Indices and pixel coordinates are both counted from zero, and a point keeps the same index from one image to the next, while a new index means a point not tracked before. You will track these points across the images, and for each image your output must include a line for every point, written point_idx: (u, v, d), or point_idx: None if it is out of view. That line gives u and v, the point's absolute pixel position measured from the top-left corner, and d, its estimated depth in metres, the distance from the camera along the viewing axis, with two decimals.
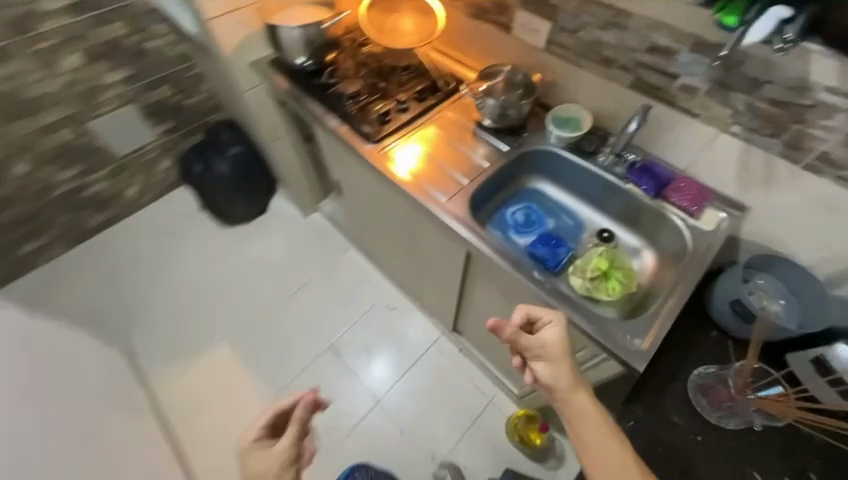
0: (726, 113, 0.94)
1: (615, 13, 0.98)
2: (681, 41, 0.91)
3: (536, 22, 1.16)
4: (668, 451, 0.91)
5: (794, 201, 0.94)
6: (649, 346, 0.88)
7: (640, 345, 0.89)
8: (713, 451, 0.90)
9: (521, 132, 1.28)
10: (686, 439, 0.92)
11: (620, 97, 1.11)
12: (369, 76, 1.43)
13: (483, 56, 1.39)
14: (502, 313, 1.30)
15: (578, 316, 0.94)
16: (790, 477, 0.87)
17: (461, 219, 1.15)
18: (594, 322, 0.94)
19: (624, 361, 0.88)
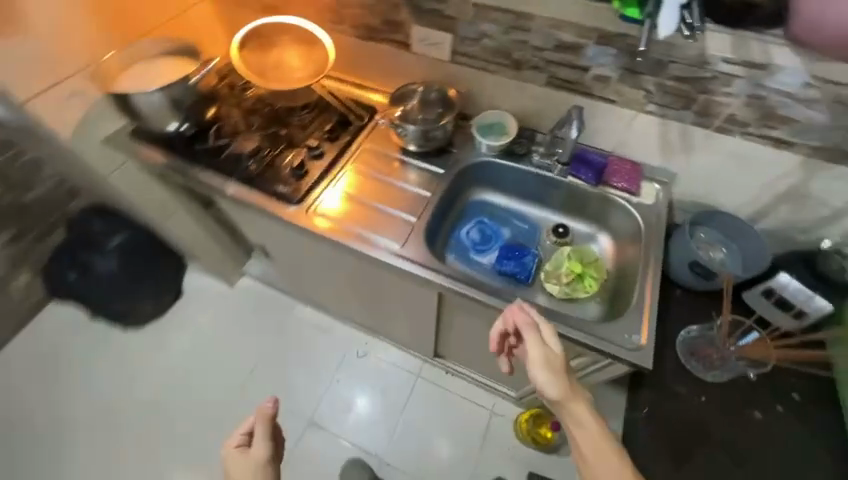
0: (640, 95, 0.97)
1: (516, 16, 0.95)
2: (586, 35, 0.91)
3: (436, 36, 1.09)
4: (684, 425, 0.94)
5: (712, 161, 1.02)
6: (647, 342, 0.87)
7: (637, 341, 0.88)
8: (718, 407, 0.96)
9: (450, 149, 1.22)
10: (694, 405, 0.96)
11: (538, 95, 1.10)
12: (266, 125, 1.24)
13: (387, 78, 1.29)
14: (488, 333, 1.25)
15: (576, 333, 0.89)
16: (779, 404, 0.95)
17: (420, 261, 1.04)
18: (591, 332, 0.89)
19: (634, 364, 0.85)
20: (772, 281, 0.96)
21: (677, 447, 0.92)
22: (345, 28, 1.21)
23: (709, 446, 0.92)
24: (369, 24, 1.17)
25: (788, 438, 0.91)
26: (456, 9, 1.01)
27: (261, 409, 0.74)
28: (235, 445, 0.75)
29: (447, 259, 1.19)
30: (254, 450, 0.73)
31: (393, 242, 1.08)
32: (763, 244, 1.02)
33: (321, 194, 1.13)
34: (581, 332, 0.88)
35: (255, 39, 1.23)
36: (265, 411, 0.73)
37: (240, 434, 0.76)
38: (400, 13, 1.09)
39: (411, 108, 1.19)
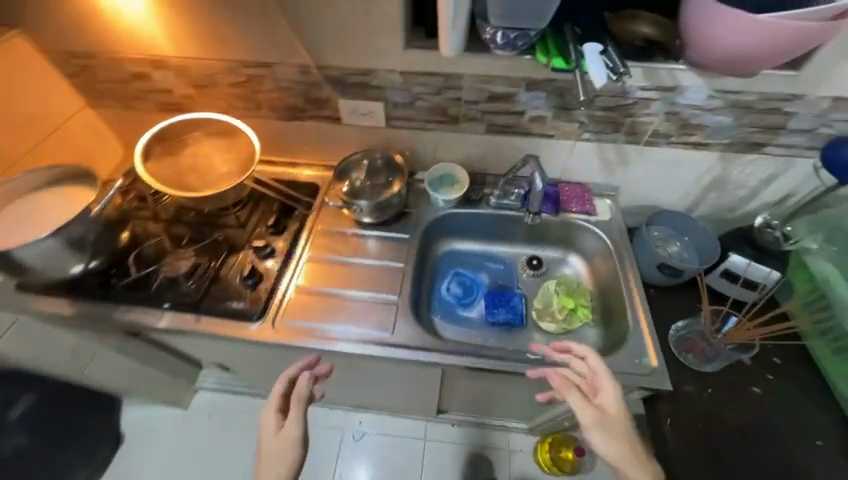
0: (575, 126, 1.02)
1: (445, 77, 0.95)
2: (516, 85, 0.94)
3: (367, 106, 1.05)
4: (706, 422, 0.97)
5: (648, 169, 1.10)
6: (658, 363, 0.88)
7: (649, 363, 0.89)
8: (726, 393, 1.01)
9: (407, 211, 1.18)
10: (707, 399, 1.00)
11: (480, 142, 1.11)
12: (199, 236, 1.09)
13: (322, 153, 1.22)
14: (494, 384, 1.20)
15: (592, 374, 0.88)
16: (768, 372, 1.03)
17: (414, 343, 0.95)
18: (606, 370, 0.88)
19: (655, 389, 0.85)
20: (727, 263, 1.05)
21: (708, 448, 0.94)
22: (265, 112, 1.13)
23: (729, 436, 0.95)
24: (291, 104, 1.09)
25: (787, 403, 0.99)
26: (383, 79, 0.98)
27: (298, 384, 0.86)
28: (271, 424, 0.82)
29: (435, 323, 1.12)
30: (288, 426, 0.81)
31: (379, 329, 0.98)
32: (713, 239, 1.10)
33: (286, 298, 1.01)
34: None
35: (162, 145, 1.09)
36: (301, 387, 0.84)
37: (275, 413, 0.84)
38: (324, 90, 1.04)
39: (362, 182, 1.13)
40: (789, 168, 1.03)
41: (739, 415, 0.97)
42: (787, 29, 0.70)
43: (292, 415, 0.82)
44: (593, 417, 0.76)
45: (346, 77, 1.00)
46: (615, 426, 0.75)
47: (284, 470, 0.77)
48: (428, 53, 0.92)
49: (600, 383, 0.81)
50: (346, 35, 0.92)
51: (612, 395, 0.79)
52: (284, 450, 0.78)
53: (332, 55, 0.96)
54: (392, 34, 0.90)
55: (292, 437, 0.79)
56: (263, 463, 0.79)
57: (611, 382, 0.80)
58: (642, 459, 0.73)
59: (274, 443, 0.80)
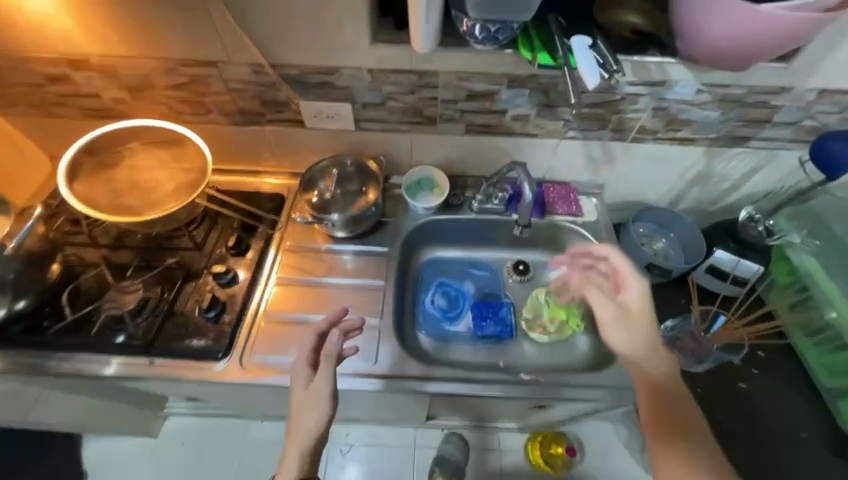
0: (559, 124, 0.96)
1: (419, 75, 0.85)
2: (497, 81, 0.86)
3: (332, 108, 0.94)
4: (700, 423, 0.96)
5: (633, 166, 1.06)
6: None
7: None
8: (717, 392, 1.00)
9: (384, 220, 1.09)
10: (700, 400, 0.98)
11: (459, 144, 1.02)
12: (148, 263, 0.95)
13: (285, 160, 1.10)
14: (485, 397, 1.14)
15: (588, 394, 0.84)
16: (754, 367, 1.03)
17: (399, 373, 0.87)
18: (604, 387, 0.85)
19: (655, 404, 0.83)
20: (712, 259, 1.03)
21: None
22: (215, 117, 0.99)
23: (723, 439, 0.94)
24: (245, 108, 0.96)
25: (773, 397, 1.00)
26: (349, 78, 0.87)
27: (327, 341, 0.77)
28: (300, 378, 0.76)
29: (421, 340, 1.05)
30: (319, 381, 0.74)
31: (364, 358, 0.89)
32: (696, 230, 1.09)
33: (254, 330, 0.90)
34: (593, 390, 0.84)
35: (93, 161, 0.94)
36: (331, 345, 0.75)
37: (305, 366, 0.77)
38: (281, 91, 0.91)
39: (331, 194, 1.03)
40: (772, 162, 1.01)
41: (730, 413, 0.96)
42: (784, 20, 0.64)
43: (321, 373, 0.74)
44: (610, 313, 0.76)
45: (306, 76, 0.88)
46: (634, 321, 0.74)
47: (315, 421, 0.72)
48: (398, 49, 0.81)
49: (625, 282, 0.76)
50: (302, 28, 0.80)
51: (636, 292, 0.75)
52: (314, 404, 0.73)
53: (287, 51, 0.84)
54: (356, 27, 0.79)
55: (322, 392, 0.73)
56: (294, 414, 0.74)
57: (638, 278, 0.75)
58: (658, 352, 0.73)
59: (304, 398, 0.74)
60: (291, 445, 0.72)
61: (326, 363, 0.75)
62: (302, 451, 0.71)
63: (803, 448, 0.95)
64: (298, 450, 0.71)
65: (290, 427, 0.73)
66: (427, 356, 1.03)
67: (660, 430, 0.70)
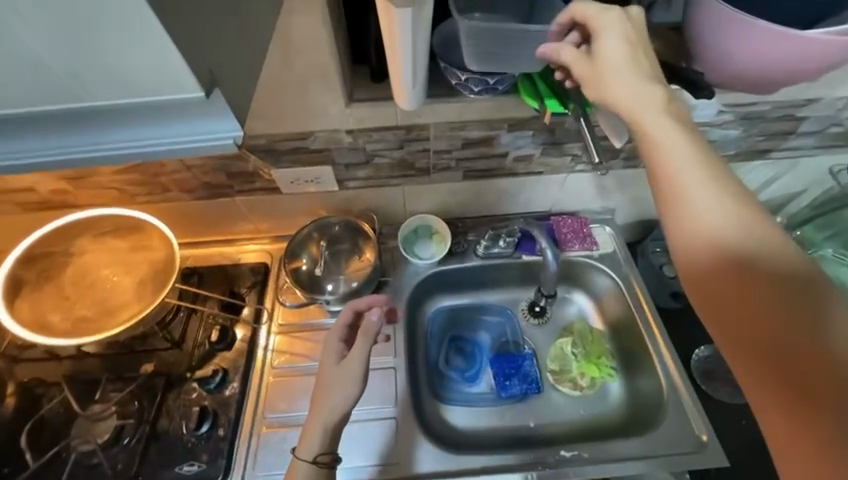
0: (567, 160, 0.86)
1: (406, 130, 0.76)
2: (496, 127, 0.77)
3: (310, 172, 0.83)
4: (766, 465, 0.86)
5: (648, 189, 0.97)
6: (706, 433, 0.79)
7: (695, 434, 0.80)
8: None
9: (383, 280, 0.97)
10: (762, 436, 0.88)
11: (457, 189, 0.92)
12: (119, 374, 0.84)
13: (264, 225, 0.98)
14: None
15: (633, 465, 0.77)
16: None
17: (426, 469, 0.79)
18: (647, 455, 0.79)
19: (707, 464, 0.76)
20: None
21: None
22: (176, 195, 0.87)
23: None
24: (210, 182, 0.85)
25: None
26: (326, 141, 0.77)
27: (368, 318, 0.76)
28: (334, 352, 0.75)
29: (442, 410, 0.95)
30: (351, 359, 0.72)
31: (384, 456, 0.79)
32: None
33: (255, 439, 0.79)
34: (631, 463, 0.77)
35: (42, 266, 0.82)
36: (371, 322, 0.74)
37: (339, 342, 0.76)
38: (249, 162, 0.80)
39: (321, 267, 0.92)
40: (797, 169, 0.93)
41: None
42: (818, 59, 0.58)
43: (354, 351, 0.73)
44: (597, 89, 0.51)
45: (275, 144, 0.77)
46: (636, 71, 0.50)
47: (340, 405, 0.70)
48: (376, 108, 0.71)
49: (599, 30, 0.51)
50: (267, 97, 0.70)
51: (623, 32, 0.50)
52: (342, 383, 0.71)
53: (251, 122, 0.73)
54: (327, 90, 0.69)
55: (354, 371, 0.71)
56: (321, 389, 0.72)
57: (610, 13, 0.51)
58: (670, 104, 0.49)
59: (334, 375, 0.72)
60: (313, 417, 0.70)
61: (363, 337, 0.73)
62: (325, 428, 0.69)
63: None
64: (320, 426, 0.69)
65: (313, 408, 0.71)
66: (451, 431, 0.92)
67: (667, 194, 0.48)
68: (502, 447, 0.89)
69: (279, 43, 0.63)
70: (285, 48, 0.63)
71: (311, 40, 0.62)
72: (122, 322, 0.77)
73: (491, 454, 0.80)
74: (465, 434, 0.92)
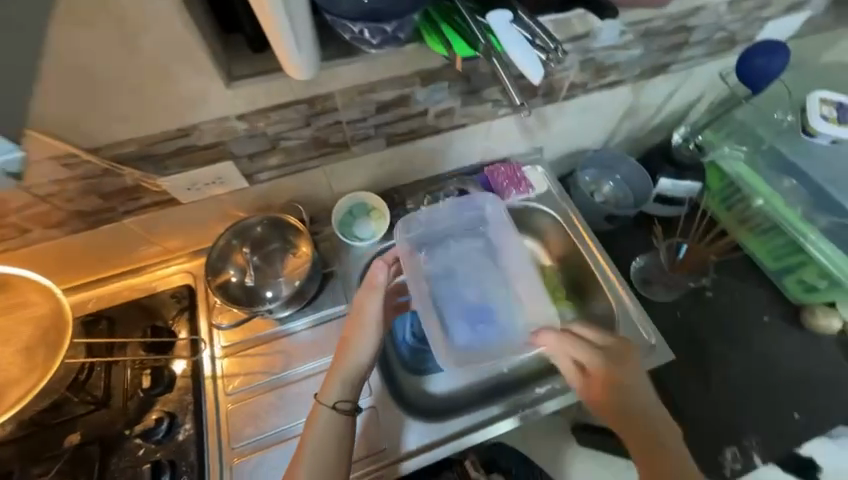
0: (488, 106, 0.83)
1: (309, 104, 0.66)
2: (408, 83, 0.70)
3: (208, 174, 0.71)
4: (701, 348, 0.98)
5: (569, 123, 0.98)
6: (654, 337, 0.87)
7: (646, 340, 0.87)
8: (706, 312, 1.02)
9: (327, 272, 0.90)
10: (694, 324, 1.00)
11: (383, 159, 0.85)
12: (39, 456, 0.71)
13: (174, 243, 0.85)
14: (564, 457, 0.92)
15: None
16: (726, 277, 1.07)
17: (424, 442, 0.79)
18: None
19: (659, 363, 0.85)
20: (658, 189, 1.05)
21: (713, 372, 0.95)
22: (44, 233, 0.71)
23: (723, 353, 0.97)
24: (83, 209, 0.70)
25: (746, 293, 1.05)
26: (215, 133, 0.65)
27: (377, 272, 0.77)
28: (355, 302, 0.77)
29: (422, 385, 0.94)
30: (365, 308, 0.76)
31: (374, 445, 0.78)
32: (640, 169, 1.07)
33: (228, 474, 0.73)
34: None
35: None
36: (381, 274, 0.76)
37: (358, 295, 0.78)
38: (126, 176, 0.66)
39: (252, 276, 0.83)
40: (694, 79, 0.99)
41: (721, 325, 1.00)
42: None
43: (368, 302, 0.76)
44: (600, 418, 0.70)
45: (151, 149, 0.64)
46: (638, 387, 0.69)
47: (361, 354, 0.74)
48: (264, 83, 0.60)
49: (604, 363, 0.69)
50: (120, 92, 0.56)
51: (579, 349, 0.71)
52: (363, 332, 0.74)
53: (110, 127, 0.59)
54: (197, 71, 0.56)
55: (370, 321, 0.74)
56: (341, 344, 0.75)
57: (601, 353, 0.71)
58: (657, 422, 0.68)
59: (352, 329, 0.75)
60: (335, 366, 0.74)
61: (373, 291, 0.77)
62: (346, 378, 0.73)
63: (784, 332, 1.00)
64: (339, 378, 0.73)
65: (337, 354, 0.74)
66: (435, 400, 0.92)
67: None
68: (485, 400, 0.92)
69: (109, 18, 0.48)
70: (119, 26, 0.49)
71: (152, 8, 0.49)
72: (17, 399, 0.66)
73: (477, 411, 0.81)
74: (447, 398, 0.93)
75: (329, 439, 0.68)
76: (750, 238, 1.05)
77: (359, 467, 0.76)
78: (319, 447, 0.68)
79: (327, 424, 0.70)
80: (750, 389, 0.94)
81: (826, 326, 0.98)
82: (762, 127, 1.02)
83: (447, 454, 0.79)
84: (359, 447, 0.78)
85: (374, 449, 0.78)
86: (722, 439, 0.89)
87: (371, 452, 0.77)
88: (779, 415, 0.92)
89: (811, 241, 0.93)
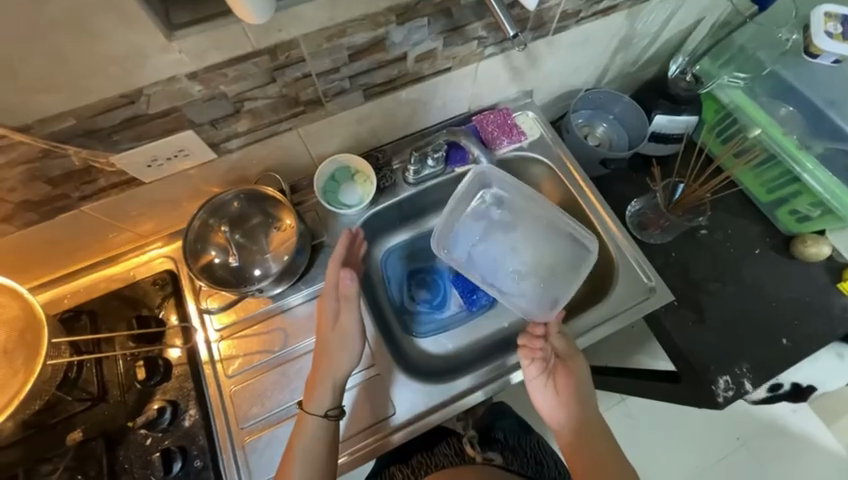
0: (474, 45, 0.74)
1: (271, 54, 0.57)
2: (382, 23, 0.61)
3: (166, 146, 0.63)
4: (695, 286, 0.99)
5: (560, 60, 0.90)
6: (654, 280, 0.87)
7: (644, 283, 0.88)
8: (700, 248, 1.02)
9: (317, 243, 0.85)
10: (688, 265, 1.00)
11: (362, 116, 0.78)
12: (41, 456, 0.69)
13: (147, 226, 0.79)
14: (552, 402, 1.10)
15: (608, 324, 0.85)
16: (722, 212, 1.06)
17: (424, 408, 0.79)
18: (614, 318, 0.85)
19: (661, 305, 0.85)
20: (654, 127, 0.99)
21: (707, 309, 0.97)
22: None
23: (717, 290, 0.98)
24: (31, 197, 0.62)
25: (741, 226, 1.04)
26: (166, 98, 0.56)
27: (344, 283, 0.72)
28: (329, 310, 0.73)
29: (422, 345, 0.93)
30: (345, 317, 0.72)
31: (374, 420, 0.78)
32: (635, 107, 1.01)
33: (240, 454, 0.73)
34: (599, 328, 0.84)
35: None
36: (350, 287, 0.71)
37: (333, 302, 0.73)
38: (71, 156, 0.58)
39: (236, 255, 0.78)
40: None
41: (715, 262, 1.01)
42: None
43: (346, 314, 0.72)
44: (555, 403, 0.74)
45: (93, 121, 0.56)
46: (583, 387, 0.74)
47: (345, 361, 0.71)
48: (211, 31, 0.51)
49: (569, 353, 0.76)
50: (35, 54, 0.46)
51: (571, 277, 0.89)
52: (345, 340, 0.72)
53: (35, 98, 0.50)
54: (126, 20, 0.47)
55: (352, 329, 0.72)
56: (324, 351, 0.72)
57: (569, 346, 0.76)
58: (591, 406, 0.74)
59: (334, 336, 0.72)
60: (319, 373, 0.71)
61: (347, 302, 0.72)
62: (335, 383, 0.71)
63: (779, 261, 1.01)
64: (328, 385, 0.71)
65: (320, 363, 0.72)
66: (434, 360, 0.92)
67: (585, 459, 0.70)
68: (486, 357, 0.92)
69: None
70: None
71: None
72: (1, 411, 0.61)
73: (476, 383, 0.80)
74: (447, 358, 0.92)
75: (318, 442, 0.68)
76: (746, 172, 1.03)
77: (355, 442, 0.76)
78: (308, 449, 0.68)
79: (315, 429, 0.69)
80: (742, 322, 0.96)
81: (816, 254, 0.97)
82: (763, 50, 0.97)
83: (440, 422, 0.79)
84: (354, 424, 0.77)
85: (371, 423, 0.78)
86: (713, 378, 0.91)
87: (368, 425, 0.78)
88: (772, 347, 0.94)
89: (807, 170, 0.92)
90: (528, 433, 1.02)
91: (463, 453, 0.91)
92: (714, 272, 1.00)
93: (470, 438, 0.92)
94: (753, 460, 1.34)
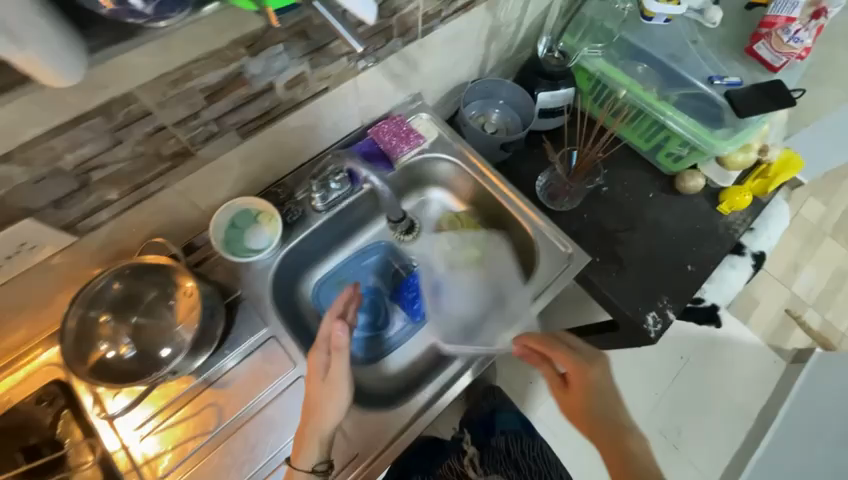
0: (345, 61, 0.72)
1: (105, 115, 0.50)
2: (232, 57, 0.56)
3: (3, 246, 0.52)
4: (606, 238, 1.07)
5: (437, 60, 0.92)
6: (572, 247, 0.90)
7: (563, 251, 0.91)
8: (605, 205, 1.11)
9: (233, 298, 0.78)
10: (598, 222, 1.09)
11: (245, 155, 0.72)
12: None
13: (12, 339, 0.66)
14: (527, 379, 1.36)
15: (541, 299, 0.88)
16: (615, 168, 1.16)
17: (397, 430, 0.76)
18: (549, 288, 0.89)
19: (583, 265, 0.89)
20: (540, 103, 1.06)
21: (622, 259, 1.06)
22: None
23: (626, 239, 1.08)
24: None
25: (632, 176, 1.15)
26: None
27: (337, 336, 0.65)
28: (319, 363, 0.67)
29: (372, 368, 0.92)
30: (336, 371, 0.66)
31: (347, 459, 0.74)
32: (518, 89, 1.07)
33: None
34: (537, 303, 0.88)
35: None
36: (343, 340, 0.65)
37: (324, 355, 0.67)
38: None
39: (130, 344, 0.69)
40: None
41: (620, 214, 1.10)
42: None
43: (335, 366, 0.66)
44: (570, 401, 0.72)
45: None
46: (605, 391, 0.70)
47: (335, 415, 0.65)
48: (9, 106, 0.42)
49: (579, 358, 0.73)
50: None
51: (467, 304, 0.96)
52: (333, 395, 0.65)
53: None
54: None
55: (341, 383, 0.65)
56: (310, 407, 0.66)
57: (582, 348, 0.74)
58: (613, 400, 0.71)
59: (323, 390, 0.65)
60: (305, 430, 0.65)
61: (336, 354, 0.66)
62: (322, 437, 0.65)
63: (669, 199, 1.13)
64: (315, 440, 0.65)
65: (307, 418, 0.65)
66: (392, 379, 0.90)
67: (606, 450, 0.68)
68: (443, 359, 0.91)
69: None
70: None
71: None
72: None
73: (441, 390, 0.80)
74: (405, 373, 0.91)
75: None
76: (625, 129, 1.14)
77: None
78: None
79: None
80: (655, 263, 1.06)
81: (695, 186, 1.11)
82: (609, 21, 1.08)
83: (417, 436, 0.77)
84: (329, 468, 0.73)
85: (349, 459, 0.74)
86: (641, 320, 1.00)
87: (348, 460, 0.74)
88: (682, 277, 1.05)
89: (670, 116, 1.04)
90: (530, 437, 1.14)
91: (465, 475, 1.06)
92: (621, 224, 1.09)
93: (471, 458, 1.09)
94: (697, 376, 1.50)
